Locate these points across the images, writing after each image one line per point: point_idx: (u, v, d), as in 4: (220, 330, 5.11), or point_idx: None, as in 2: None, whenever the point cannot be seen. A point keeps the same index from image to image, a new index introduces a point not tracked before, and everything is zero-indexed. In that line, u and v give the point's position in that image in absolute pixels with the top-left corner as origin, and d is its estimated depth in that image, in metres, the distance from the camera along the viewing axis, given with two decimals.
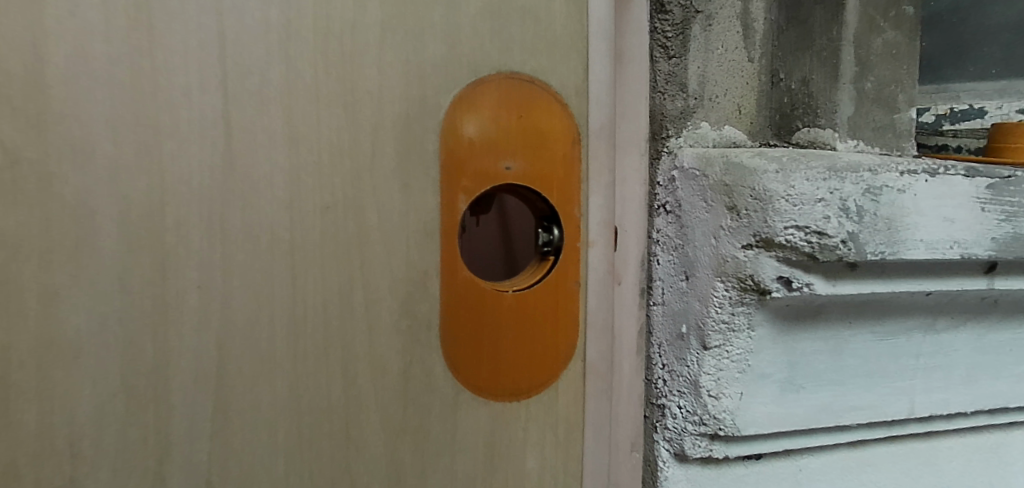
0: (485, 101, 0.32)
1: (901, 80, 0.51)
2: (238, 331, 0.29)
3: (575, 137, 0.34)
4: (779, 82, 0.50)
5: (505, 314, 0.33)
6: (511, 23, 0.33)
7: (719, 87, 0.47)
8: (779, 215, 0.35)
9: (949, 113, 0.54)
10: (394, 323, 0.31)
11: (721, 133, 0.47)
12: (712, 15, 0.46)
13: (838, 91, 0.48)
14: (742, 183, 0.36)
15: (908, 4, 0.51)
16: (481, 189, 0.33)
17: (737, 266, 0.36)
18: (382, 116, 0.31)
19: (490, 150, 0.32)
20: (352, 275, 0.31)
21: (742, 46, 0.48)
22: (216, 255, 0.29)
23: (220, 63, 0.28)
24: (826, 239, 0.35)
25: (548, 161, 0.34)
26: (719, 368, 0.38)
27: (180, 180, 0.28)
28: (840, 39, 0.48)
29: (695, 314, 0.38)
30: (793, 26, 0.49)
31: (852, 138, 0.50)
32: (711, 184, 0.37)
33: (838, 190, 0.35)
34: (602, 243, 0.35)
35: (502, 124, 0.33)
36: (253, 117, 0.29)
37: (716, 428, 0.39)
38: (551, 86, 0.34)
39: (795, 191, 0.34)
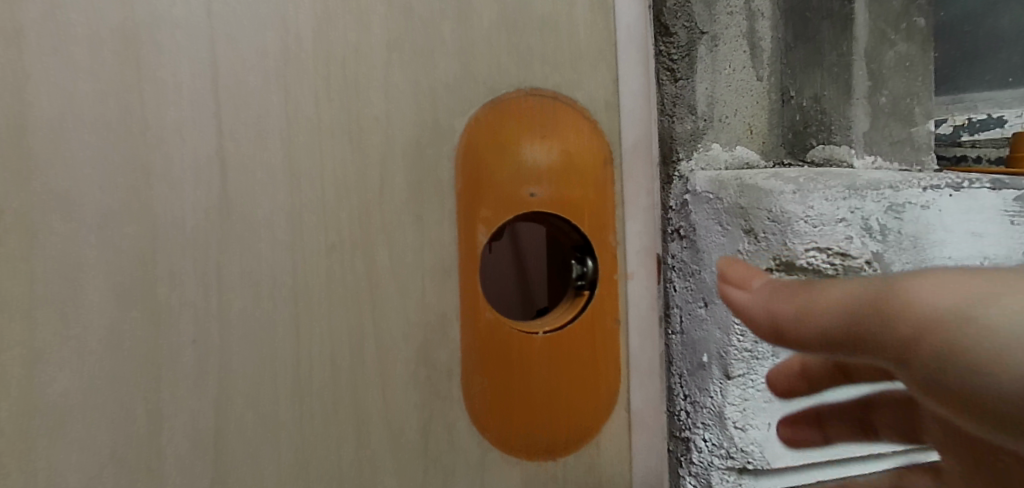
0: (501, 124, 0.30)
1: (917, 92, 0.49)
2: (238, 389, 0.27)
3: (606, 158, 0.32)
4: (790, 100, 0.48)
5: (537, 358, 0.31)
6: (528, 34, 0.31)
7: (728, 108, 0.45)
8: (800, 237, 0.33)
9: (966, 123, 0.53)
10: (411, 375, 0.29)
11: (733, 152, 0.46)
12: (718, 35, 0.45)
13: (851, 107, 0.46)
14: (758, 204, 0.34)
15: (920, 16, 0.49)
16: (502, 218, 0.30)
17: None
18: (390, 144, 0.29)
19: (514, 177, 0.30)
20: (362, 321, 0.28)
21: (751, 65, 0.46)
22: (213, 305, 0.26)
23: (214, 95, 0.26)
24: (850, 260, 0.33)
25: (577, 187, 0.32)
26: (745, 399, 0.35)
27: (173, 224, 0.26)
28: (851, 54, 0.47)
29: (718, 343, 0.36)
30: (801, 43, 0.47)
31: (869, 154, 0.47)
32: (726, 207, 0.35)
33: (859, 208, 0.34)
34: (641, 274, 0.33)
35: (522, 147, 0.31)
36: (250, 153, 0.27)
37: (745, 462, 0.36)
38: (575, 101, 0.32)
39: (814, 209, 0.33)
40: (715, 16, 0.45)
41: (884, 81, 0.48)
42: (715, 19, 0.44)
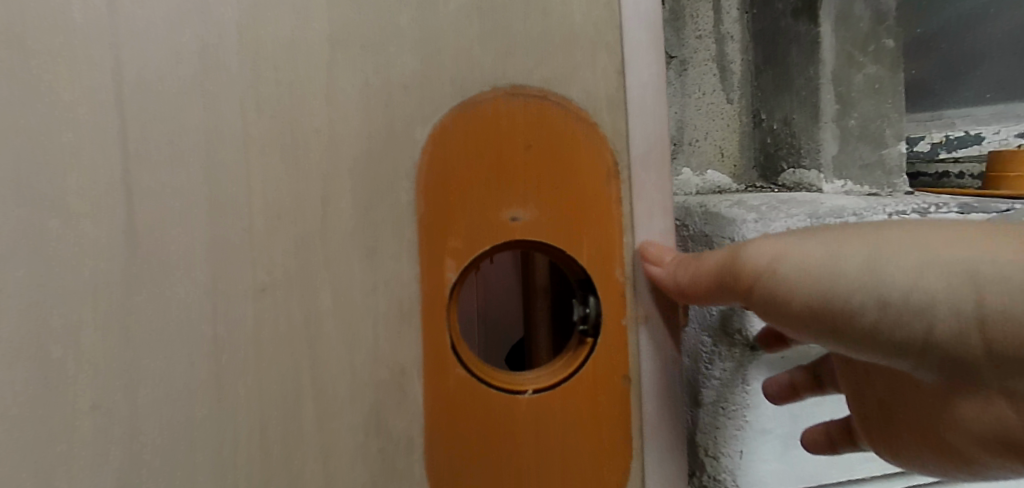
0: (475, 132, 0.26)
1: (887, 114, 0.51)
2: (150, 459, 0.23)
3: (612, 170, 0.27)
4: (762, 122, 0.57)
5: (521, 426, 0.26)
6: (508, 17, 0.26)
7: (699, 132, 0.57)
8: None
9: (943, 140, 0.54)
10: (359, 445, 0.25)
11: (703, 177, 0.57)
12: (688, 61, 0.57)
13: (821, 130, 0.51)
14: (722, 232, 0.37)
15: (890, 37, 0.52)
16: (475, 252, 0.26)
17: (725, 318, 0.33)
18: (333, 162, 0.25)
19: (490, 198, 0.26)
20: (300, 378, 0.24)
21: (720, 89, 0.58)
22: (119, 360, 0.23)
23: (120, 111, 0.23)
24: None
25: (571, 210, 0.26)
26: (716, 427, 0.35)
27: (70, 262, 0.23)
28: (818, 78, 0.51)
29: (689, 371, 0.37)
30: (773, 65, 0.55)
31: (841, 177, 0.51)
32: (694, 233, 0.40)
33: None
34: (659, 317, 0.27)
35: (502, 161, 0.26)
36: (163, 179, 0.23)
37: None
38: (572, 101, 0.26)
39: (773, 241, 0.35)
40: (685, 43, 0.57)
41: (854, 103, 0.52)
42: (685, 45, 0.57)
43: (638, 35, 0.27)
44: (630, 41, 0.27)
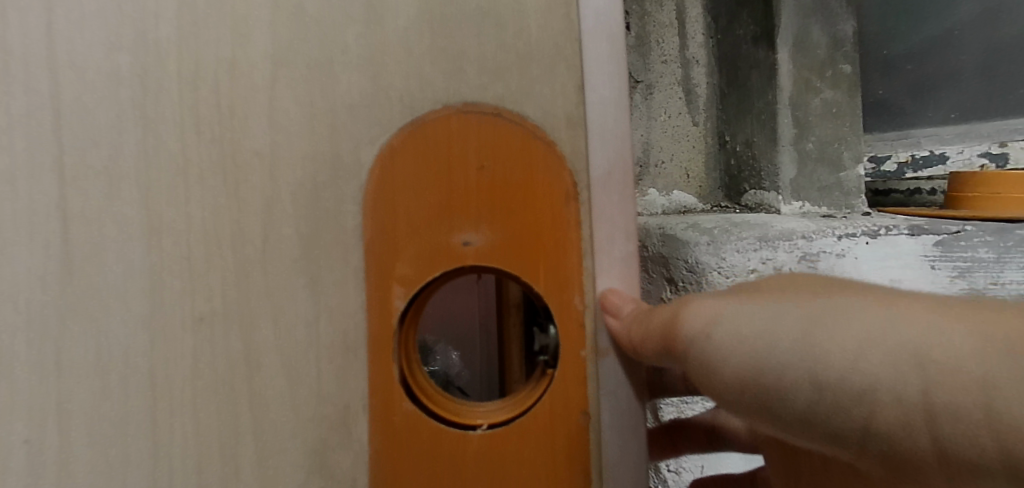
0: (434, 159, 0.30)
1: (845, 137, 0.56)
2: (89, 461, 0.28)
3: (570, 192, 0.30)
4: (727, 144, 0.60)
5: (472, 452, 0.30)
6: (458, 37, 0.30)
7: (664, 154, 0.59)
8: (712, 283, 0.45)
9: (909, 160, 0.66)
10: (301, 480, 0.29)
11: (670, 197, 0.59)
12: (653, 84, 0.59)
13: (778, 153, 0.55)
14: (679, 256, 0.47)
15: (846, 63, 0.56)
16: (427, 277, 0.30)
17: None
18: (276, 186, 0.29)
19: (444, 224, 0.30)
20: (237, 408, 0.29)
21: (686, 111, 0.60)
22: (56, 369, 0.27)
23: (64, 139, 0.28)
24: None
25: (522, 233, 0.30)
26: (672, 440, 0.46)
27: (19, 271, 0.27)
28: (775, 103, 0.54)
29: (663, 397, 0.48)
30: (733, 90, 0.58)
31: (798, 198, 0.55)
32: (652, 254, 0.51)
33: (772, 258, 0.46)
34: (613, 353, 0.30)
35: (457, 189, 0.30)
36: (103, 206, 0.28)
37: None
38: (525, 117, 0.30)
39: (725, 258, 0.45)
40: (651, 69, 0.59)
41: (810, 127, 0.55)
42: (650, 70, 0.59)
43: (581, 54, 0.30)
44: (590, 56, 0.30)
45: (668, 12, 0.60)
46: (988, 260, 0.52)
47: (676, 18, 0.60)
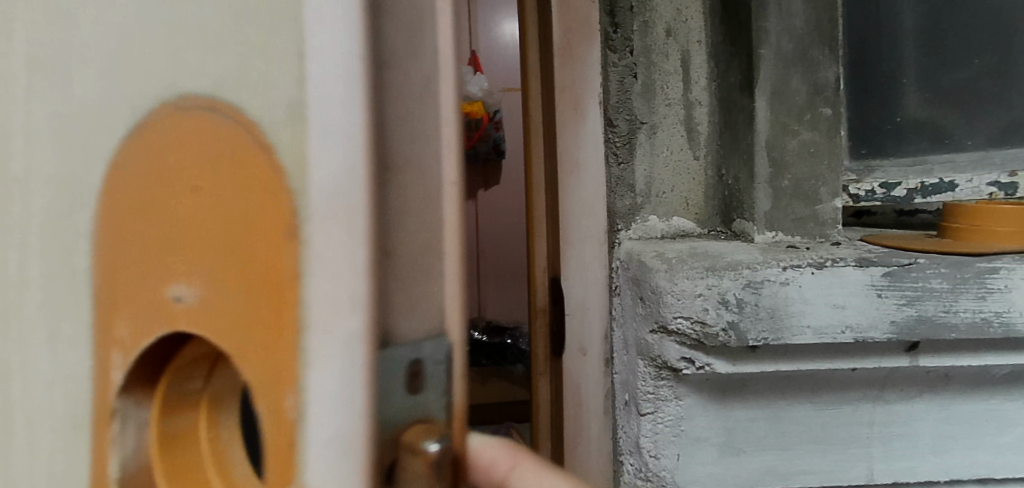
0: (152, 181, 0.35)
1: (822, 173, 0.64)
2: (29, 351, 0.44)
3: (286, 224, 0.26)
4: (721, 176, 0.71)
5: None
6: (202, 52, 0.32)
7: (665, 186, 0.71)
8: (666, 303, 0.57)
9: (919, 187, 0.71)
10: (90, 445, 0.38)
11: (669, 223, 0.72)
12: (658, 124, 0.71)
13: (755, 190, 0.64)
14: (647, 278, 0.59)
15: (827, 107, 0.64)
16: (159, 310, 0.34)
17: (650, 348, 0.60)
18: (111, 188, 0.38)
19: (165, 270, 0.34)
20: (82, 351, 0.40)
21: (687, 146, 0.72)
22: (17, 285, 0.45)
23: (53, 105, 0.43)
24: (709, 325, 0.55)
25: (213, 274, 0.31)
26: (655, 431, 0.62)
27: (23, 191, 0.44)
28: (754, 145, 0.63)
29: (632, 390, 0.64)
30: (726, 131, 0.70)
31: (772, 229, 0.64)
32: (631, 274, 0.63)
33: (717, 285, 0.55)
34: None
35: (159, 228, 0.35)
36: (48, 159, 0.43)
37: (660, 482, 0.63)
38: (242, 115, 0.30)
39: (677, 285, 0.56)
40: (655, 111, 0.71)
41: (787, 166, 0.64)
42: (654, 112, 0.71)
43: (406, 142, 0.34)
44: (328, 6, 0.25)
45: (673, 60, 0.71)
46: (941, 291, 0.55)
47: (681, 65, 0.71)
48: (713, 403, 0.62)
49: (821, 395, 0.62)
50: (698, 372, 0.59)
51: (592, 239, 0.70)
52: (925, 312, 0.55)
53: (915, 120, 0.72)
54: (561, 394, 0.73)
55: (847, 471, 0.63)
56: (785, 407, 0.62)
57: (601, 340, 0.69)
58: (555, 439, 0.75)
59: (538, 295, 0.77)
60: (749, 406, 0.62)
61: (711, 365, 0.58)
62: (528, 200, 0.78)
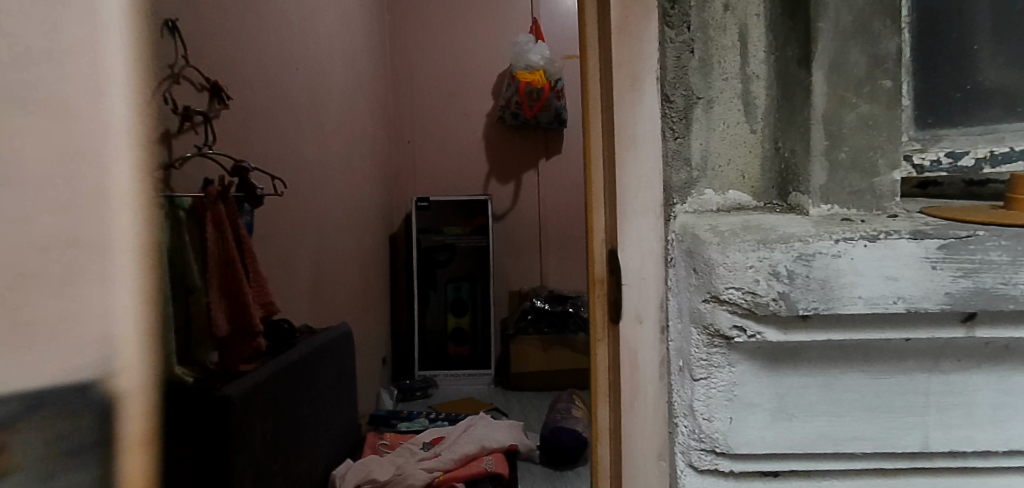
0: None
1: (880, 146, 0.65)
2: None
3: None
4: (778, 149, 0.72)
5: None
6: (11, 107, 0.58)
7: (722, 160, 0.73)
8: (717, 274, 0.60)
9: (988, 156, 0.70)
10: None
11: (725, 196, 0.74)
12: (715, 99, 0.73)
13: (811, 163, 0.65)
14: (700, 250, 0.62)
15: (887, 79, 0.64)
16: None
17: (703, 315, 0.62)
18: None
19: None
20: None
21: (744, 120, 0.73)
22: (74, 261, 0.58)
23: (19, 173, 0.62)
24: (760, 296, 0.58)
25: None
26: (709, 394, 0.65)
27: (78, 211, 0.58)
28: (809, 119, 0.65)
29: (686, 355, 0.67)
30: (785, 103, 0.71)
31: (827, 201, 0.65)
32: (684, 247, 0.65)
33: (768, 258, 0.58)
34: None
35: None
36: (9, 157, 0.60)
37: (713, 444, 0.66)
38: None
39: (728, 257, 0.59)
40: (711, 86, 0.73)
41: (844, 138, 0.65)
42: (711, 87, 0.73)
43: None
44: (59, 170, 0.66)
45: (731, 34, 0.73)
46: (1000, 263, 0.56)
47: (739, 39, 0.73)
48: (765, 370, 0.64)
49: (875, 364, 0.64)
50: (749, 340, 0.61)
51: (649, 213, 0.72)
52: (981, 284, 0.56)
53: (990, 88, 0.70)
54: (618, 358, 0.77)
55: (901, 437, 0.64)
56: (837, 374, 0.64)
57: (657, 308, 0.73)
58: (612, 401, 0.79)
59: (596, 266, 0.80)
60: (802, 374, 0.64)
61: (762, 333, 0.60)
62: (588, 175, 0.82)
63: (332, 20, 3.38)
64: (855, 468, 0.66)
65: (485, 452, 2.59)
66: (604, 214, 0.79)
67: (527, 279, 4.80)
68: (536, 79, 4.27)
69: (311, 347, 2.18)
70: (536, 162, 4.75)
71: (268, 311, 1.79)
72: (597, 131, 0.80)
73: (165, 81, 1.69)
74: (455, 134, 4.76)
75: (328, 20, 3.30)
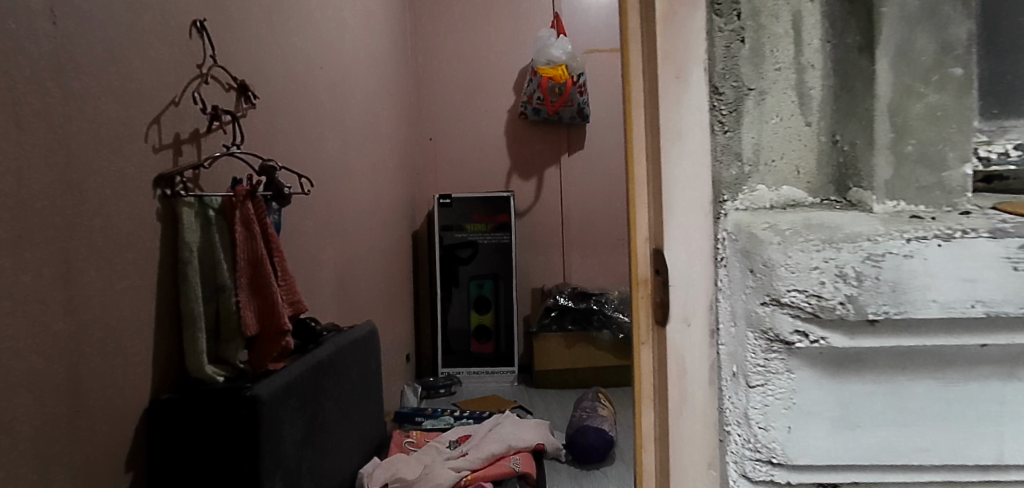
0: None
1: (949, 138, 0.60)
2: None
3: None
4: (837, 142, 0.68)
5: None
6: None
7: (774, 153, 0.69)
8: (778, 276, 0.57)
9: None
10: None
11: (778, 192, 0.69)
12: (767, 90, 0.69)
13: (875, 157, 0.62)
14: (758, 250, 0.59)
15: (957, 68, 0.60)
16: None
17: (762, 319, 0.59)
18: None
19: None
20: None
21: (798, 113, 0.69)
22: None
23: None
24: (824, 300, 0.56)
25: None
26: (766, 402, 0.62)
27: None
28: (874, 110, 0.62)
29: (741, 360, 0.64)
30: (844, 94, 0.67)
31: (893, 198, 0.61)
32: (739, 246, 0.62)
33: (834, 258, 0.55)
34: None
35: None
36: None
37: (770, 454, 0.63)
38: None
39: (790, 257, 0.56)
40: (763, 76, 0.69)
41: (911, 130, 0.61)
42: (763, 78, 0.69)
43: None
44: None
45: (784, 22, 0.69)
46: None
47: (793, 27, 0.69)
48: (826, 377, 0.61)
49: (945, 371, 0.60)
50: (811, 346, 0.58)
51: (698, 210, 0.69)
52: None
53: None
54: (664, 362, 0.73)
55: (974, 449, 0.61)
56: (903, 381, 0.61)
57: (705, 309, 0.70)
58: (658, 407, 0.76)
59: (640, 266, 0.77)
60: (867, 381, 0.61)
61: (827, 339, 0.57)
62: (630, 171, 0.78)
63: (355, 19, 3.39)
64: (922, 481, 0.62)
65: (513, 450, 2.57)
66: (647, 212, 0.76)
67: (549, 276, 4.76)
68: (558, 74, 4.27)
69: (338, 345, 2.19)
70: (558, 157, 4.72)
71: (296, 310, 1.75)
72: (640, 126, 0.77)
73: (194, 82, 1.69)
74: (477, 130, 4.74)
75: (351, 18, 3.30)
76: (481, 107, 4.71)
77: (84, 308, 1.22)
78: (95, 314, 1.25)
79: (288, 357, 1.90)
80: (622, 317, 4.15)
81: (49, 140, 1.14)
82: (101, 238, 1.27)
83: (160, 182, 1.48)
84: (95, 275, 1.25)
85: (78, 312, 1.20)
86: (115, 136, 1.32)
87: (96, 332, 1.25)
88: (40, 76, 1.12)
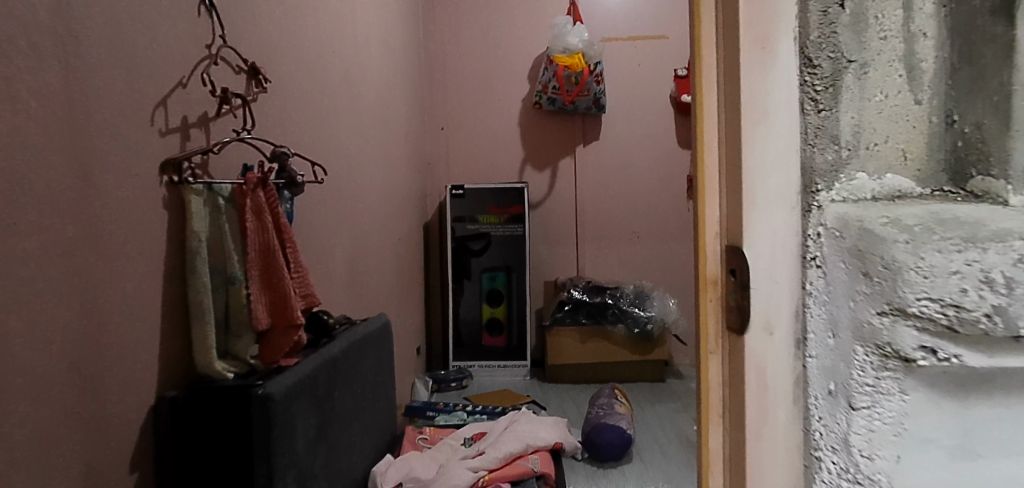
0: None
1: None
2: None
3: None
4: (953, 123, 0.59)
5: None
6: None
7: (878, 136, 0.59)
8: (907, 282, 0.49)
9: None
10: None
11: (881, 181, 0.60)
12: (869, 63, 0.59)
13: (1011, 138, 0.55)
14: (877, 250, 0.51)
15: None
16: None
17: (875, 331, 0.52)
18: None
19: None
20: None
21: (906, 89, 0.59)
22: None
23: None
24: (965, 311, 0.49)
25: None
26: (871, 427, 0.54)
27: None
28: (1011, 84, 0.55)
29: (842, 377, 0.56)
30: (964, 66, 0.58)
31: None
32: (849, 245, 0.55)
33: (976, 261, 0.48)
34: None
35: None
36: None
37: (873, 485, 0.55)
38: None
39: (924, 259, 0.49)
40: (866, 47, 0.59)
41: None
42: (866, 48, 0.59)
43: None
44: None
45: None
46: None
47: None
48: (948, 400, 0.52)
49: None
50: (940, 365, 0.51)
51: (783, 201, 0.60)
52: None
53: None
54: (738, 373, 0.64)
55: None
56: None
57: (791, 317, 0.61)
58: (728, 425, 0.67)
59: (707, 265, 0.68)
60: (994, 404, 0.52)
61: (960, 357, 0.50)
62: (698, 158, 0.68)
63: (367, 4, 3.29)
64: None
65: (531, 449, 2.50)
66: (719, 203, 0.67)
67: (562, 269, 4.67)
68: (573, 62, 4.16)
69: (351, 339, 2.10)
70: (573, 148, 4.62)
71: (309, 303, 1.67)
72: (711, 103, 0.66)
73: (204, 63, 1.61)
74: (491, 120, 4.63)
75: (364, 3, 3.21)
76: (494, 96, 4.60)
77: (85, 302, 1.14)
78: (97, 308, 1.17)
79: (300, 352, 1.83)
80: (638, 311, 4.05)
81: (47, 121, 1.05)
82: (104, 227, 1.19)
83: (167, 167, 1.40)
84: (97, 266, 1.17)
85: (78, 306, 1.12)
86: (119, 118, 1.24)
87: (99, 326, 1.17)
88: (41, 50, 1.04)
